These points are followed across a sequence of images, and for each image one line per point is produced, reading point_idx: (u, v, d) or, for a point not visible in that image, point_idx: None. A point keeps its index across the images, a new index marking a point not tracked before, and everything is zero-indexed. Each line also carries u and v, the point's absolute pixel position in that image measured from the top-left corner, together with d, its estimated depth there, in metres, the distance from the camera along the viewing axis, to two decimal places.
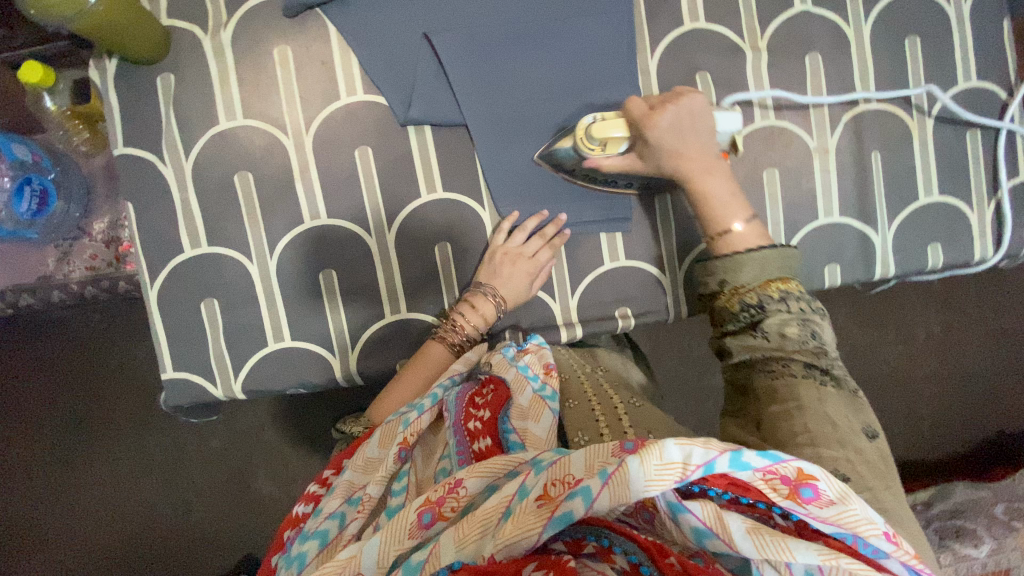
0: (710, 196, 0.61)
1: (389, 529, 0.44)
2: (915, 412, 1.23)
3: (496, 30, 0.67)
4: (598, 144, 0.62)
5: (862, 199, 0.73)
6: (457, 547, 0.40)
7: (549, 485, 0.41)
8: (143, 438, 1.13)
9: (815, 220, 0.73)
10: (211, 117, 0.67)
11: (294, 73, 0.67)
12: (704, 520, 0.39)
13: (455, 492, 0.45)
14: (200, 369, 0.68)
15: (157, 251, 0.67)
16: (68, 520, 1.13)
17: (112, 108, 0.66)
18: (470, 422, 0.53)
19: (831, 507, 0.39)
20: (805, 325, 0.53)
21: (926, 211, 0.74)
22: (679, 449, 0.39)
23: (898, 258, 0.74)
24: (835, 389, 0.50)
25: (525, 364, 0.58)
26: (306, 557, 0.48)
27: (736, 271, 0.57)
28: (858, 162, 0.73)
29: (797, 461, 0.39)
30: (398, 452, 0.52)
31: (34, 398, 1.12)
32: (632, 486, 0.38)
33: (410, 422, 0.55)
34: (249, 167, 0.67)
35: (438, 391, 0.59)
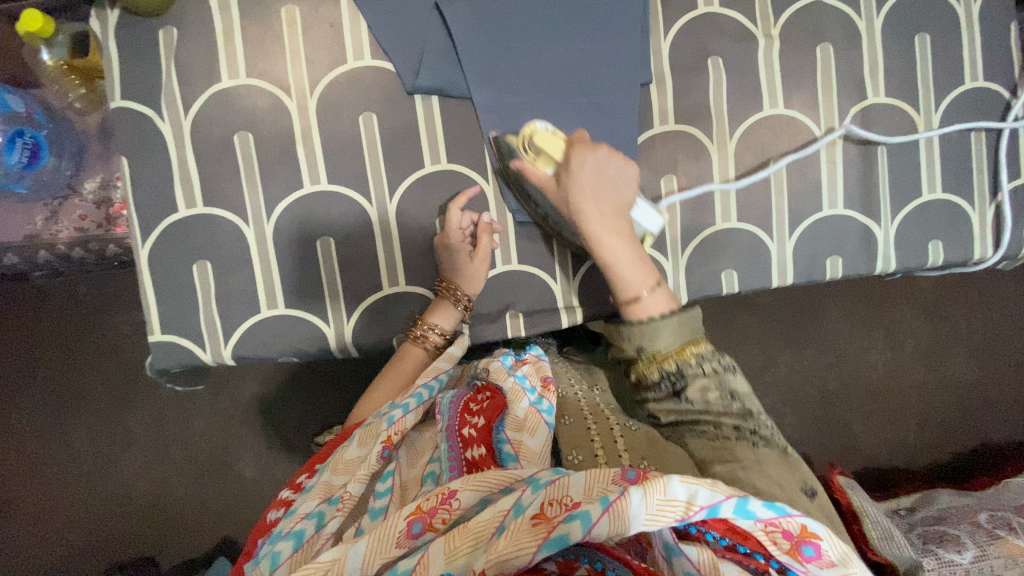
0: (616, 255, 0.58)
1: (376, 535, 0.43)
2: (904, 418, 1.24)
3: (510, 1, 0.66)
4: (534, 150, 0.63)
5: (866, 192, 0.73)
6: (447, 561, 0.39)
7: (546, 505, 0.40)
8: (123, 410, 1.10)
9: (820, 212, 0.72)
10: (214, 74, 0.65)
11: (301, 34, 0.65)
12: (697, 564, 0.40)
13: (448, 503, 0.44)
14: (189, 333, 0.66)
15: (149, 209, 0.65)
16: (41, 494, 1.10)
17: (111, 60, 0.64)
18: (464, 429, 0.52)
19: (830, 567, 0.40)
20: (725, 388, 0.52)
21: (929, 207, 0.74)
22: (684, 488, 0.39)
23: (899, 253, 0.74)
24: (768, 449, 0.51)
25: (522, 376, 0.57)
26: (279, 557, 0.46)
27: (653, 338, 0.54)
28: (863, 155, 0.73)
29: (803, 519, 0.40)
30: (381, 450, 0.51)
31: (12, 366, 1.09)
32: (631, 519, 0.38)
33: (393, 420, 0.54)
34: (250, 128, 0.65)
35: (424, 391, 0.57)
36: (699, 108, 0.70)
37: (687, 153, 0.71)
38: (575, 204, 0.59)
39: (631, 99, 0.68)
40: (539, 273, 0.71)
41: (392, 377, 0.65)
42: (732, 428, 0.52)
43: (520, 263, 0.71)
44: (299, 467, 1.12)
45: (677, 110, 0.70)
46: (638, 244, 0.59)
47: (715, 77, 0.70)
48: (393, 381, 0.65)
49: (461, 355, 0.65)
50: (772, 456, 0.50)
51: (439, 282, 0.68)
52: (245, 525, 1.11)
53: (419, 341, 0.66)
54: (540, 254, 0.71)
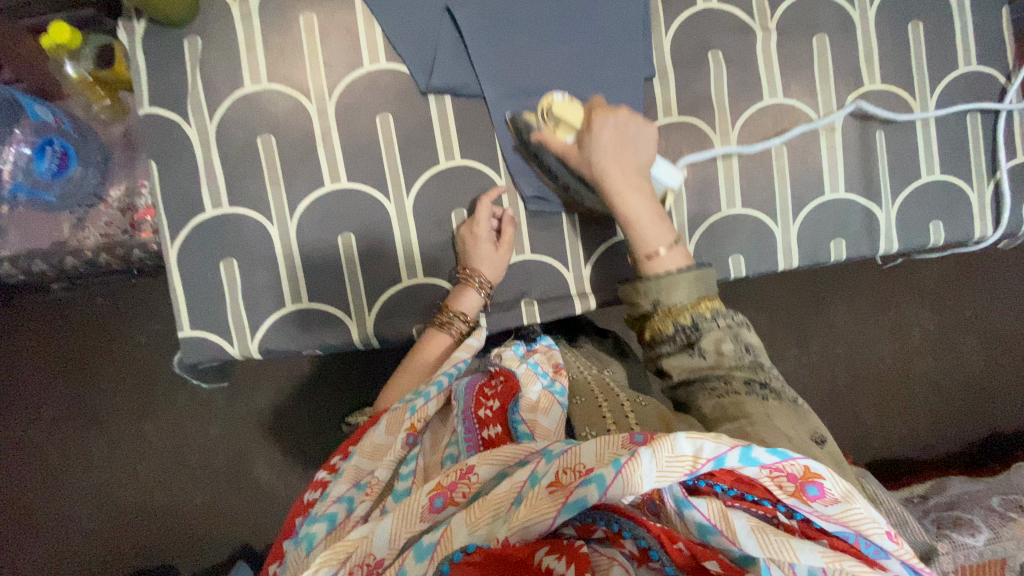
0: (638, 215, 0.62)
1: (400, 513, 0.46)
2: (913, 405, 1.25)
3: (518, 3, 0.69)
4: (553, 121, 0.66)
5: (867, 176, 0.75)
6: (470, 530, 0.42)
7: (560, 473, 0.42)
8: (145, 415, 1.12)
9: (822, 196, 0.75)
10: (237, 81, 0.68)
11: (319, 39, 0.69)
12: (708, 516, 0.41)
13: (467, 478, 0.47)
14: (216, 329, 0.69)
15: (178, 210, 0.68)
16: (65, 500, 1.12)
17: (139, 69, 0.67)
18: (480, 410, 0.54)
19: (835, 505, 0.42)
20: (737, 340, 0.57)
21: (929, 189, 0.76)
22: (690, 443, 0.41)
23: (901, 234, 0.76)
24: (777, 403, 0.53)
25: (534, 362, 0.60)
26: (314, 538, 0.49)
27: (669, 290, 0.59)
28: (862, 141, 0.75)
29: (804, 460, 0.42)
30: (405, 438, 0.54)
31: (36, 374, 1.11)
32: (643, 477, 0.40)
33: (416, 409, 0.56)
34: (272, 130, 0.68)
35: (444, 378, 0.59)
36: (701, 100, 0.73)
37: (691, 143, 0.73)
38: (597, 166, 0.62)
39: (636, 92, 0.71)
40: (552, 262, 0.73)
41: (417, 362, 0.67)
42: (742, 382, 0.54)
43: (533, 253, 0.73)
44: (318, 469, 1.14)
45: (680, 102, 0.73)
46: (655, 200, 0.64)
47: (716, 69, 0.73)
48: (421, 366, 0.67)
49: (479, 347, 0.65)
50: (781, 409, 0.52)
51: (462, 270, 0.69)
52: (266, 527, 1.13)
53: (443, 328, 0.68)
54: (552, 244, 0.73)
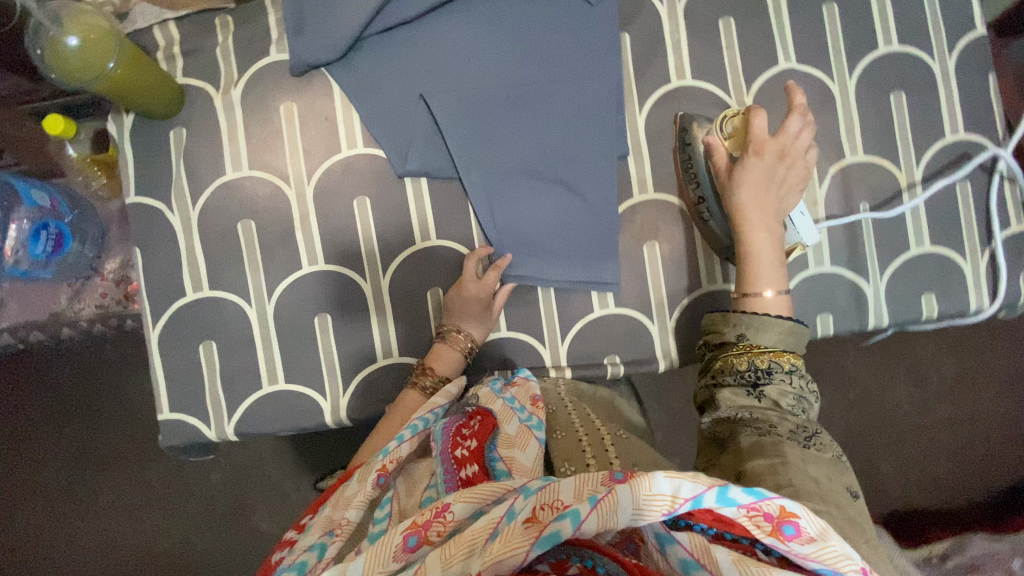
0: (759, 248, 0.62)
1: (372, 551, 0.42)
2: (927, 460, 1.19)
3: (491, 87, 0.70)
4: (728, 129, 0.67)
5: (852, 250, 0.73)
6: (442, 569, 0.38)
7: (537, 510, 0.39)
8: (130, 478, 1.07)
9: (807, 269, 0.73)
10: (219, 168, 0.70)
11: (299, 127, 0.71)
12: (690, 550, 0.38)
13: (442, 516, 0.43)
14: (195, 411, 0.70)
15: (160, 295, 0.70)
16: (41, 565, 1.06)
17: (127, 160, 0.70)
18: (457, 450, 0.52)
19: (811, 543, 0.39)
20: (800, 401, 0.56)
21: (919, 260, 0.74)
22: (669, 483, 0.39)
23: (891, 307, 0.73)
24: (818, 453, 0.51)
25: (511, 398, 0.61)
26: None
27: (759, 331, 0.59)
28: (846, 213, 0.73)
29: (782, 499, 0.39)
30: (376, 478, 0.51)
31: (22, 434, 1.07)
32: (619, 512, 0.38)
33: (389, 450, 0.53)
34: (253, 216, 0.70)
35: (419, 422, 0.57)
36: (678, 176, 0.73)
37: (668, 217, 0.73)
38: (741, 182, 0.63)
39: (610, 171, 0.71)
40: (528, 338, 0.73)
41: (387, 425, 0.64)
42: (789, 429, 0.53)
43: (509, 330, 0.73)
44: None
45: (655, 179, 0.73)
46: (780, 247, 0.63)
47: None
48: (394, 421, 0.63)
49: (457, 392, 0.64)
50: (821, 460, 0.51)
51: (444, 328, 0.69)
52: None
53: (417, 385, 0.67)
54: (528, 321, 0.73)
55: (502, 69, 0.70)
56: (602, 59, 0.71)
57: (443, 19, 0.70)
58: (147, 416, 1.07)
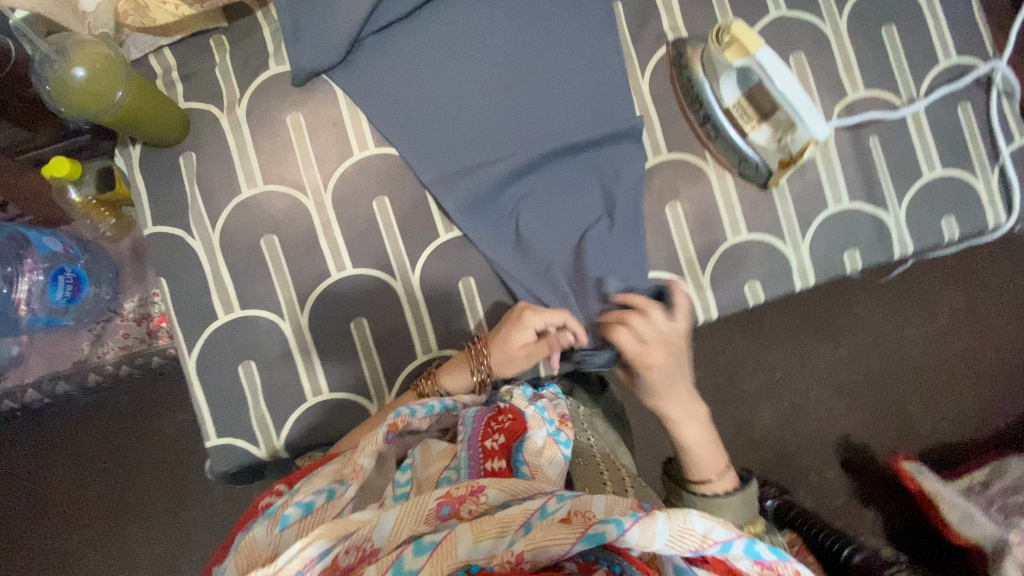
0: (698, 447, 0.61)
1: (410, 506, 0.44)
2: (956, 390, 1.20)
3: (501, 137, 0.70)
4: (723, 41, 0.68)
5: (868, 183, 0.74)
6: (475, 539, 0.41)
7: (573, 513, 0.43)
8: (164, 524, 1.04)
9: (827, 209, 0.73)
10: (234, 187, 0.69)
11: (308, 136, 0.70)
12: None
13: (476, 496, 0.46)
14: (242, 433, 0.68)
15: (191, 321, 0.69)
16: None
17: (140, 191, 0.69)
18: (487, 440, 0.55)
19: None
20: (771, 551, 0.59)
21: (932, 186, 0.75)
22: (705, 522, 0.43)
23: (913, 235, 0.74)
24: None
25: (542, 407, 0.61)
26: (289, 520, 0.45)
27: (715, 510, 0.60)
28: (857, 149, 0.74)
29: (798, 565, 0.43)
30: (386, 433, 0.54)
31: (52, 491, 1.04)
32: (654, 536, 0.42)
33: (402, 412, 0.56)
34: (274, 230, 0.69)
35: (438, 403, 0.60)
36: (689, 133, 0.73)
37: (686, 177, 0.72)
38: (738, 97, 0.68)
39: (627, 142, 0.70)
40: None
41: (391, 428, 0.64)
42: None
43: None
44: None
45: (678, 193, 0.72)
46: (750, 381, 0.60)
47: None
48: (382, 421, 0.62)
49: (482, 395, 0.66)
50: None
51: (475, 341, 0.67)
52: None
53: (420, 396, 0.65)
54: None
55: (502, 54, 0.70)
56: (599, 30, 0.72)
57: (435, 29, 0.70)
58: (180, 457, 1.04)
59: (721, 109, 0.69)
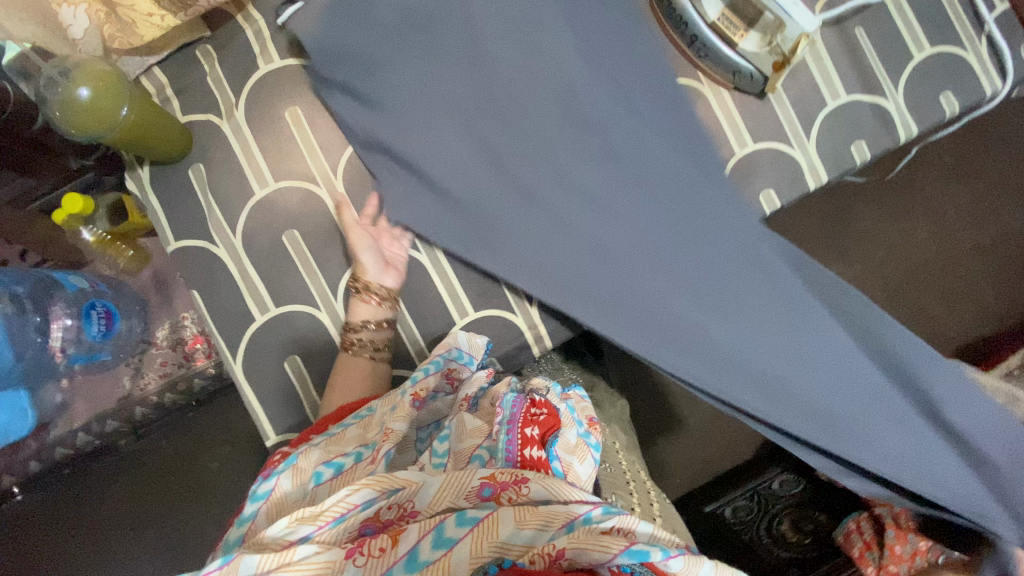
0: None
1: (452, 481, 0.48)
2: (977, 278, 1.21)
3: (599, 198, 0.64)
4: None
5: (862, 74, 0.75)
6: (519, 526, 0.45)
7: (615, 528, 0.46)
8: None
9: (826, 106, 0.74)
10: (247, 190, 0.70)
11: (308, 127, 0.71)
12: None
13: (519, 486, 0.48)
14: (300, 427, 0.69)
15: (230, 327, 0.70)
16: None
17: (156, 211, 0.70)
18: (527, 428, 0.53)
19: None
20: None
21: (925, 65, 0.75)
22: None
23: (915, 117, 0.75)
24: None
25: (571, 407, 0.58)
26: (322, 476, 0.50)
27: None
28: (845, 42, 0.75)
29: None
30: (412, 400, 0.56)
31: (114, 537, 1.04)
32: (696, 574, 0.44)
33: (418, 379, 0.59)
34: (293, 225, 0.70)
35: (440, 358, 0.62)
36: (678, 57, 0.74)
37: None
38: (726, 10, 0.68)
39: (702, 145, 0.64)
40: None
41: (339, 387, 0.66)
42: None
43: None
44: None
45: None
46: None
47: None
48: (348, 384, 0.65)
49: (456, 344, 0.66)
50: None
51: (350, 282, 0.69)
52: None
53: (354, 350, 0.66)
54: None
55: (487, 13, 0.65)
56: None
57: (455, 58, 0.65)
58: (234, 480, 1.05)
59: (705, 25, 0.70)
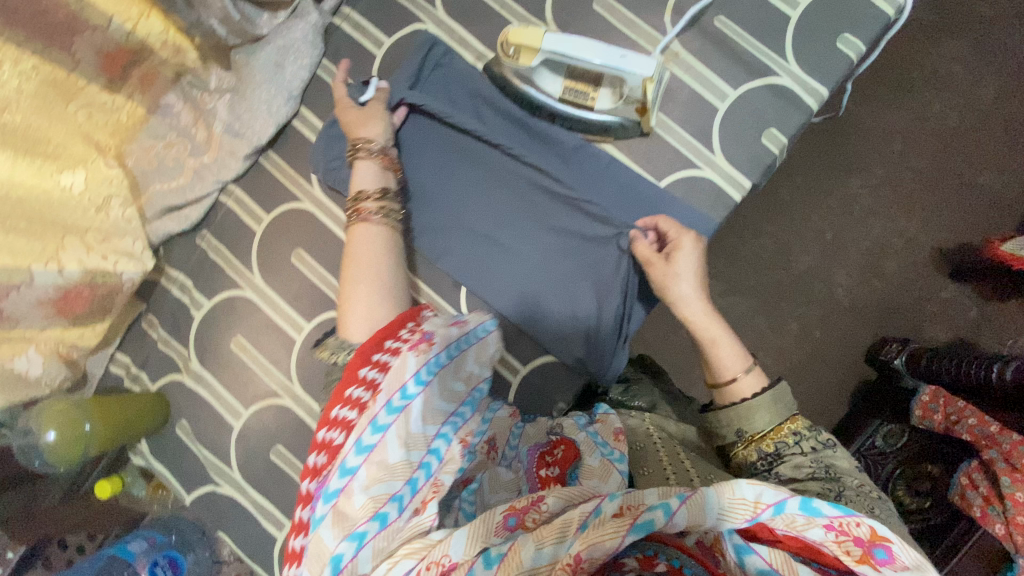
0: None
1: (476, 523, 0.43)
2: None
3: (528, 206, 0.71)
4: (513, 52, 0.65)
5: (741, 61, 0.69)
6: (537, 545, 0.40)
7: (624, 507, 0.40)
8: None
9: (717, 111, 0.69)
10: (227, 426, 0.76)
11: (255, 348, 0.77)
12: (770, 561, 0.40)
13: (538, 507, 0.44)
14: None
15: (260, 550, 0.75)
16: None
17: (164, 473, 0.78)
18: (541, 470, 0.55)
19: (907, 572, 0.39)
20: (820, 463, 0.55)
21: (807, 19, 0.68)
22: (752, 489, 0.42)
23: (818, 77, 0.68)
24: (766, 419, 0.57)
25: (595, 433, 0.60)
26: (365, 535, 0.44)
27: (749, 419, 0.58)
28: (711, 38, 0.69)
29: (871, 522, 0.40)
30: (461, 447, 0.51)
31: None
32: (708, 510, 0.40)
33: (460, 425, 0.52)
34: (276, 440, 0.75)
35: (479, 388, 0.57)
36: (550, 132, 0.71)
37: (566, 171, 0.70)
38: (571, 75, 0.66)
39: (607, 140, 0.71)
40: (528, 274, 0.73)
41: (360, 253, 0.61)
42: (796, 455, 0.56)
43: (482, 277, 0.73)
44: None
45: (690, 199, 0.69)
46: None
47: None
48: (364, 269, 0.60)
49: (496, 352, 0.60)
50: (769, 405, 0.58)
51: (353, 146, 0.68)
52: None
53: (367, 217, 0.63)
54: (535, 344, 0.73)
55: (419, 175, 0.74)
56: (426, 79, 0.73)
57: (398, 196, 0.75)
58: None
59: (556, 102, 0.68)
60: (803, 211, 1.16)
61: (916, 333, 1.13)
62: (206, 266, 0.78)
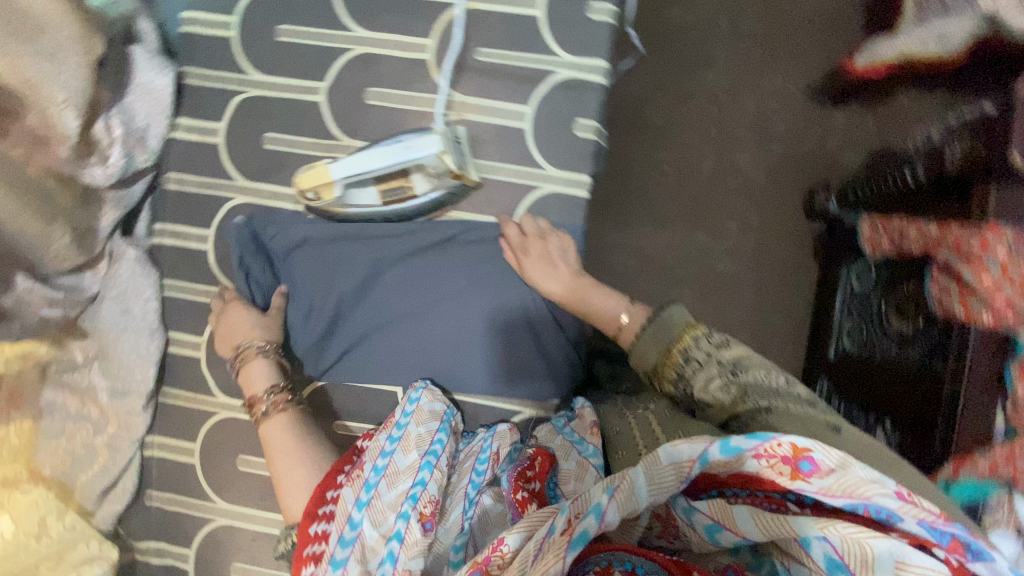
0: None
1: None
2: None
3: (401, 292, 0.72)
4: (314, 193, 0.71)
5: (520, 77, 0.70)
6: None
7: (572, 518, 0.42)
8: None
9: (525, 131, 0.70)
10: None
11: (255, 565, 0.75)
12: (711, 514, 0.43)
13: (500, 549, 0.44)
14: None
15: None
16: None
17: None
18: (519, 493, 0.54)
19: (832, 474, 0.40)
20: (722, 366, 0.57)
21: (553, 10, 0.69)
22: (677, 448, 0.43)
23: (591, 53, 0.69)
24: (653, 350, 0.62)
25: (570, 432, 0.66)
26: None
27: (643, 359, 0.63)
28: (483, 73, 0.71)
29: (790, 438, 0.41)
30: (422, 524, 0.56)
31: None
32: (636, 494, 0.42)
33: (419, 496, 0.58)
34: None
35: (436, 448, 0.64)
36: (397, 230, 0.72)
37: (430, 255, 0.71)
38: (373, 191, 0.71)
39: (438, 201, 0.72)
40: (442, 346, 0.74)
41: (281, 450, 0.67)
42: (698, 368, 0.58)
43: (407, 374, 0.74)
44: None
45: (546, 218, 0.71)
46: None
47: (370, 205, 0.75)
48: (288, 462, 0.66)
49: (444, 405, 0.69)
50: (652, 333, 0.63)
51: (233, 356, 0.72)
52: None
53: (281, 409, 0.69)
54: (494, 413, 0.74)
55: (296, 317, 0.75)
56: (268, 239, 0.74)
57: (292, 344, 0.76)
58: None
59: (377, 207, 0.71)
60: (674, 124, 1.13)
61: (826, 167, 1.10)
62: (172, 518, 0.76)
